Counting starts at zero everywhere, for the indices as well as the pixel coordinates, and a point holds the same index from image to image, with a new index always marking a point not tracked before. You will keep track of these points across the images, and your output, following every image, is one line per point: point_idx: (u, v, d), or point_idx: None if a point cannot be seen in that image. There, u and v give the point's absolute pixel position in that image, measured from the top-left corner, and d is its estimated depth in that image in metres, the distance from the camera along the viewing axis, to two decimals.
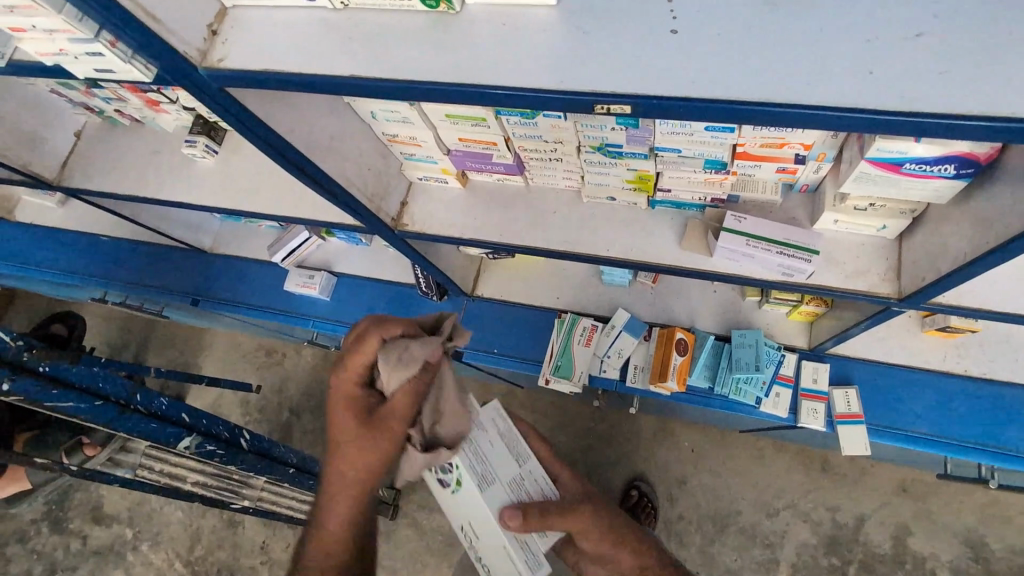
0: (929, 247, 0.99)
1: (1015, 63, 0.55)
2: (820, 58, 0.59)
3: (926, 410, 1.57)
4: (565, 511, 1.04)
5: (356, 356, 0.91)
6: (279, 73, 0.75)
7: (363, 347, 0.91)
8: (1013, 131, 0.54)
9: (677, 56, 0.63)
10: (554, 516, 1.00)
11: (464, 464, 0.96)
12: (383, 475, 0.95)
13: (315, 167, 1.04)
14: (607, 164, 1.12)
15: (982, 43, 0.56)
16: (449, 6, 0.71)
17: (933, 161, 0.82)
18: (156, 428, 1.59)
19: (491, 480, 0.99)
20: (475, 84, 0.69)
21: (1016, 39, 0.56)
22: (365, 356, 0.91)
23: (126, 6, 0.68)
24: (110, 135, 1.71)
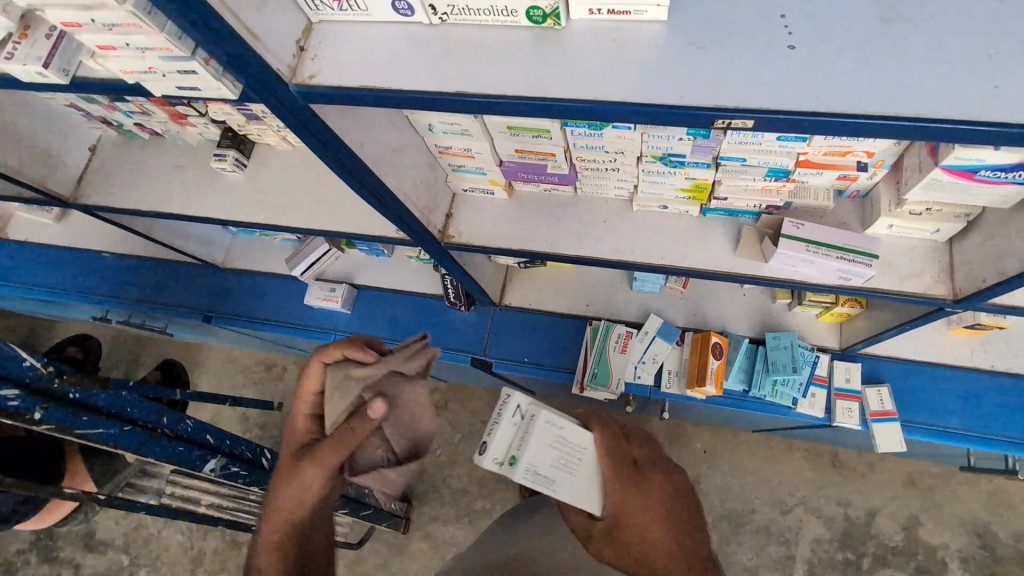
0: (989, 250, 1.02)
1: None
2: (946, 75, 0.61)
3: (957, 405, 1.62)
4: (625, 457, 0.98)
5: (309, 376, 1.02)
6: (376, 90, 0.74)
7: (310, 375, 1.02)
8: None
9: (799, 70, 0.64)
10: (625, 450, 0.99)
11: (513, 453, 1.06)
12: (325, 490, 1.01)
13: (379, 182, 1.03)
14: (666, 173, 1.12)
15: None
16: (556, 22, 0.71)
17: (1009, 168, 0.84)
18: (184, 451, 1.51)
19: (544, 474, 0.99)
20: (572, 98, 0.69)
21: None
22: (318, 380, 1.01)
23: (232, 23, 0.66)
24: (126, 149, 1.65)
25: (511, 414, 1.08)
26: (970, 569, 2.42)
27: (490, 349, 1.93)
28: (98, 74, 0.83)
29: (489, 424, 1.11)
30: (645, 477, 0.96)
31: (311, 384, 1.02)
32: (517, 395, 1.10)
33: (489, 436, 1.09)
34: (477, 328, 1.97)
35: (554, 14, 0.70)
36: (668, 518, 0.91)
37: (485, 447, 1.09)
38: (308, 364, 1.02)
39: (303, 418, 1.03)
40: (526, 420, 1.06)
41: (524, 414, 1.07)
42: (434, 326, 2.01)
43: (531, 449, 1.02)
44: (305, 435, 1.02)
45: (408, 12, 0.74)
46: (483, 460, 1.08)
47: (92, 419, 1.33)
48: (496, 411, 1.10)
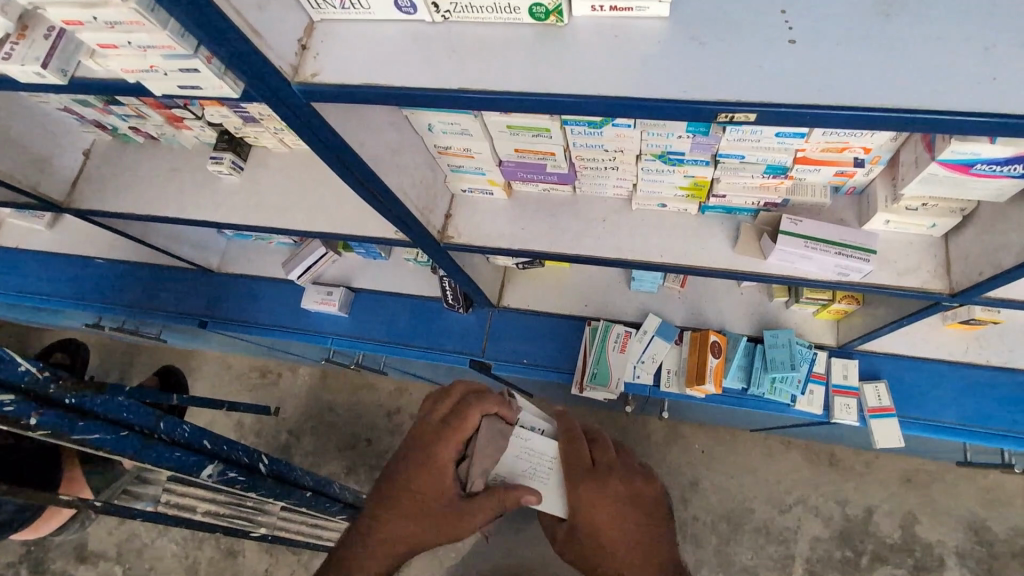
0: (985, 244, 1.03)
1: None
2: (945, 67, 0.62)
3: (953, 400, 1.63)
4: (582, 461, 1.11)
5: (464, 423, 1.05)
6: (378, 88, 0.74)
7: (463, 421, 1.06)
8: None
9: (798, 62, 0.65)
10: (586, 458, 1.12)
11: None
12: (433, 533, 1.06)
13: (380, 181, 1.03)
14: (665, 171, 1.13)
15: None
16: (558, 18, 0.71)
17: (1004, 162, 0.86)
18: (181, 457, 1.49)
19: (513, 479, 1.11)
20: (574, 93, 0.69)
21: None
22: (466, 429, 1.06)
23: (235, 21, 0.66)
24: (121, 153, 1.64)
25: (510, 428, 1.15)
26: (967, 565, 2.43)
27: (489, 351, 1.93)
28: (97, 75, 0.82)
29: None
30: (605, 482, 1.10)
31: (463, 433, 1.05)
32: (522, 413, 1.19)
33: None
34: (475, 330, 1.97)
35: (557, 10, 0.70)
36: (624, 519, 1.08)
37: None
38: (465, 413, 1.06)
39: (442, 461, 1.05)
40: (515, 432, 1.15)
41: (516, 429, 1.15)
42: (432, 329, 2.00)
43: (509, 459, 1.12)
44: (448, 483, 1.05)
45: (410, 10, 0.74)
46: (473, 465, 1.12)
47: (89, 424, 1.32)
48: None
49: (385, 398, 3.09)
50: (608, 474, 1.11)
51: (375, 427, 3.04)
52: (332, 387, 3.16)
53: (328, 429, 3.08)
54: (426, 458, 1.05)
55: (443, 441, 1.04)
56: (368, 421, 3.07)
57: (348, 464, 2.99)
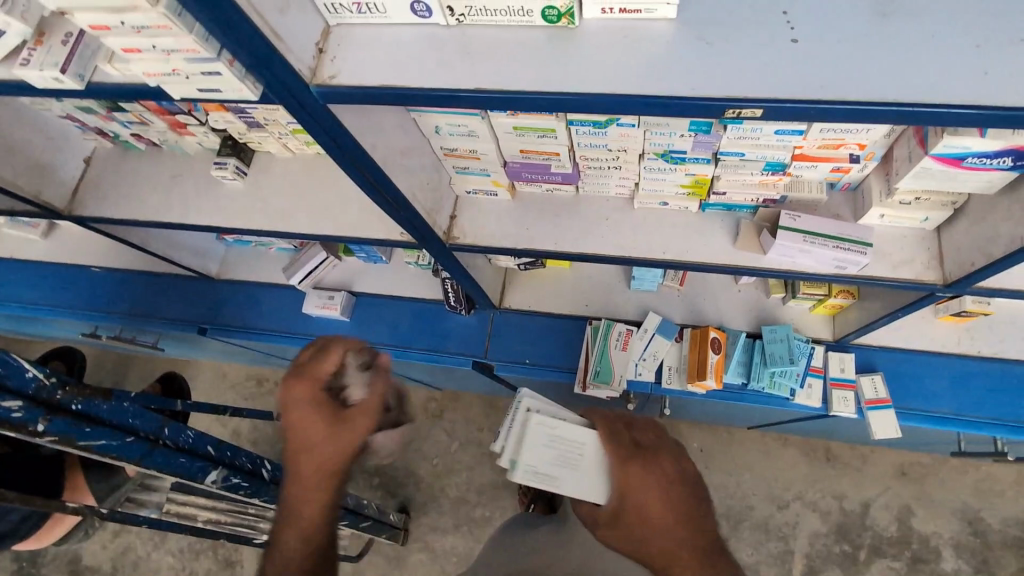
0: (976, 235, 1.06)
1: None
2: (941, 63, 0.65)
3: (947, 390, 1.67)
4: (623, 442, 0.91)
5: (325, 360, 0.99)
6: (395, 89, 0.76)
7: (317, 357, 1.00)
8: None
9: (800, 62, 0.68)
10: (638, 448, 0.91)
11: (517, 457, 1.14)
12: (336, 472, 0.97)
13: (390, 183, 1.05)
14: (667, 170, 1.16)
15: None
16: (570, 21, 0.74)
17: (993, 155, 0.89)
18: (185, 463, 1.50)
19: (535, 457, 1.11)
20: (582, 93, 0.72)
21: None
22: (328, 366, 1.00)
23: (257, 24, 0.67)
24: (122, 160, 1.65)
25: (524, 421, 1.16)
26: (962, 557, 2.47)
27: (491, 352, 1.94)
28: (113, 80, 0.83)
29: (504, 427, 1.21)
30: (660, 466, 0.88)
31: (328, 365, 1.00)
32: (527, 403, 1.18)
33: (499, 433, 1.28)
34: (477, 332, 1.98)
35: (569, 13, 0.73)
36: (655, 479, 0.87)
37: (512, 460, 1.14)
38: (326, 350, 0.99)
39: (300, 392, 0.98)
40: (534, 427, 1.14)
41: (528, 419, 1.15)
42: (434, 331, 2.02)
43: (534, 455, 1.11)
44: (317, 408, 0.97)
45: (425, 14, 0.77)
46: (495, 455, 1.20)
47: (96, 430, 1.33)
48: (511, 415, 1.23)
49: None
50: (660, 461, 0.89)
51: None
52: None
53: None
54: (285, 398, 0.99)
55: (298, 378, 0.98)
56: None
57: None
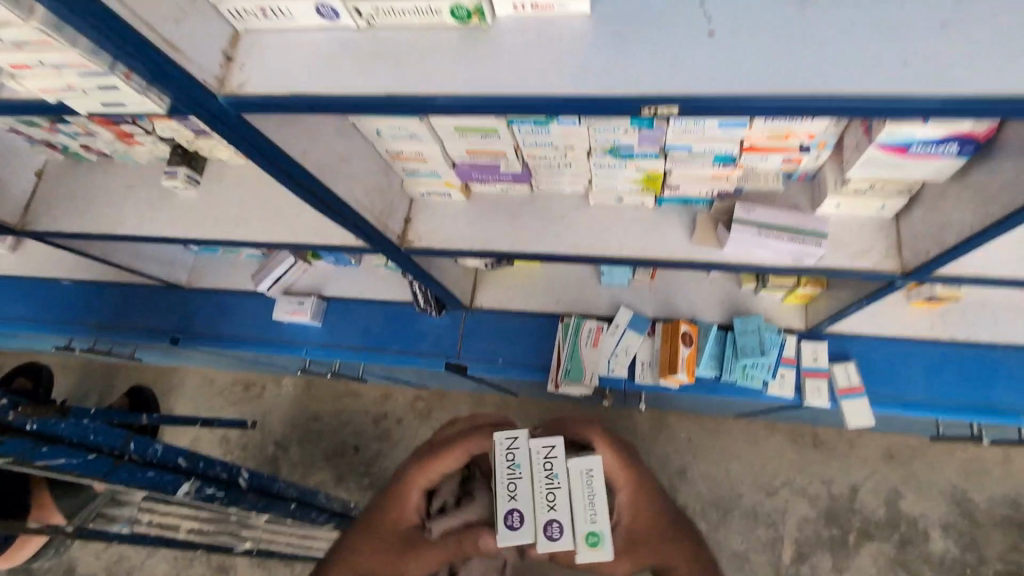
0: (930, 221, 1.04)
1: (967, 48, 0.60)
2: (859, 53, 0.62)
3: (921, 376, 1.65)
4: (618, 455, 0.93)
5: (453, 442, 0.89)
6: (306, 98, 0.73)
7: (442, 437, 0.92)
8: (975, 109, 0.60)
9: (711, 56, 0.65)
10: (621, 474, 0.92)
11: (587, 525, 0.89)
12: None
13: (328, 191, 1.02)
14: (617, 165, 1.13)
15: (955, 31, 0.61)
16: (481, 20, 0.70)
17: (937, 141, 0.87)
18: (155, 476, 1.46)
19: (593, 513, 0.90)
20: (498, 95, 0.69)
21: (957, 27, 0.61)
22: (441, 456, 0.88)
23: (148, 36, 0.64)
24: (74, 173, 1.60)
25: (559, 476, 0.91)
26: (951, 537, 2.47)
27: (464, 352, 1.92)
28: (21, 95, 0.80)
29: (506, 486, 0.88)
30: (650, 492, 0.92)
31: (444, 458, 0.88)
32: (532, 449, 0.91)
33: (512, 501, 0.87)
34: (450, 332, 1.96)
35: (478, 12, 0.69)
36: (650, 508, 0.91)
37: (556, 527, 0.90)
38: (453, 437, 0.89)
39: (416, 500, 0.86)
40: (580, 475, 0.91)
41: (565, 468, 0.92)
42: (407, 333, 1.99)
43: (594, 511, 0.90)
44: (410, 518, 0.85)
45: (333, 17, 0.73)
46: (512, 540, 0.83)
47: (52, 449, 1.28)
48: (505, 464, 0.89)
49: (370, 404, 3.09)
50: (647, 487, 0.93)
51: (362, 434, 3.03)
52: (317, 396, 3.15)
53: (314, 439, 3.06)
54: (400, 478, 0.87)
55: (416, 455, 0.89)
56: (354, 428, 3.05)
57: (336, 473, 2.98)
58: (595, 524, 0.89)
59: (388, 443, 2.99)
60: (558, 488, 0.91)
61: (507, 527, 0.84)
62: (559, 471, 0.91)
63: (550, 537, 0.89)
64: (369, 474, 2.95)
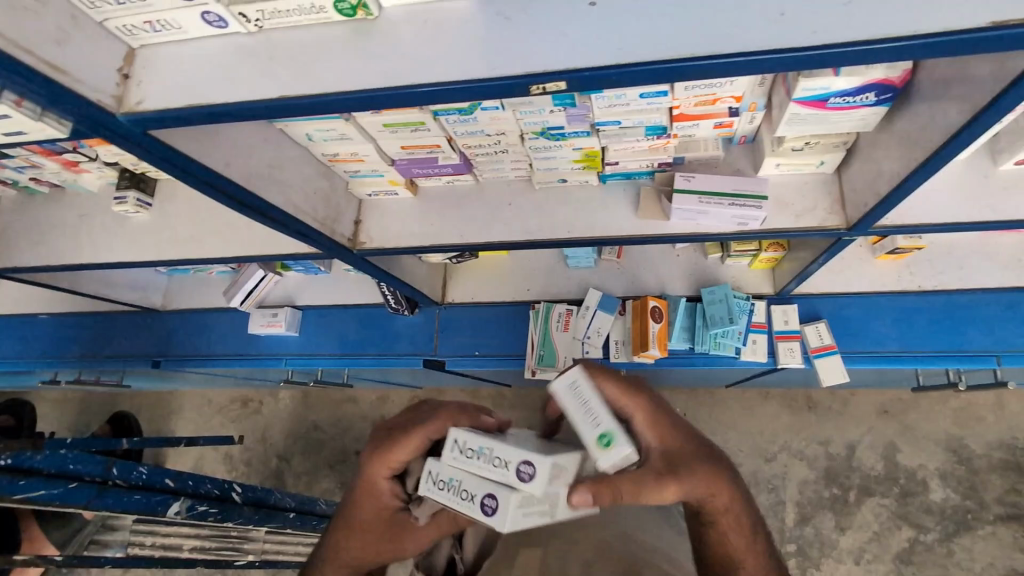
0: (867, 172, 1.03)
1: None
2: (740, 9, 0.62)
3: (892, 329, 1.65)
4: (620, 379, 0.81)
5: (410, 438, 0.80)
6: (203, 107, 0.72)
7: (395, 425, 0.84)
8: (859, 54, 0.59)
9: (596, 27, 0.65)
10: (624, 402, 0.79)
11: (599, 427, 0.74)
12: (379, 558, 0.86)
13: (260, 200, 1.02)
14: (553, 147, 1.13)
15: None
16: (366, 12, 0.70)
17: (855, 92, 0.88)
18: (142, 500, 1.37)
19: (593, 416, 0.74)
20: (395, 86, 0.68)
21: None
22: (399, 456, 0.81)
23: (26, 60, 0.63)
24: (29, 207, 1.60)
25: (481, 445, 0.75)
26: (950, 486, 2.48)
27: (441, 348, 1.93)
28: None
29: (456, 499, 0.75)
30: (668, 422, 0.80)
31: (400, 457, 0.81)
32: (444, 458, 0.77)
33: (472, 497, 0.74)
34: (425, 330, 1.96)
35: (361, 3, 0.68)
36: (675, 433, 0.77)
37: (526, 470, 0.72)
38: (409, 432, 0.81)
39: (388, 488, 0.84)
40: (569, 392, 0.77)
41: (481, 438, 0.76)
42: (383, 335, 2.00)
43: (600, 412, 0.75)
44: (389, 502, 0.85)
45: (222, 24, 0.73)
46: (503, 523, 0.70)
47: (30, 481, 1.17)
48: (444, 491, 0.76)
49: (367, 409, 3.09)
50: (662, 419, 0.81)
51: (362, 438, 3.04)
52: (314, 406, 3.16)
53: (315, 448, 3.08)
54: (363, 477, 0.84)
55: (374, 459, 0.82)
56: (353, 434, 3.07)
57: (340, 479, 2.99)
58: (604, 426, 0.74)
59: None
60: (488, 452, 0.74)
61: (489, 515, 0.72)
62: (475, 447, 0.75)
63: (529, 475, 0.71)
64: None
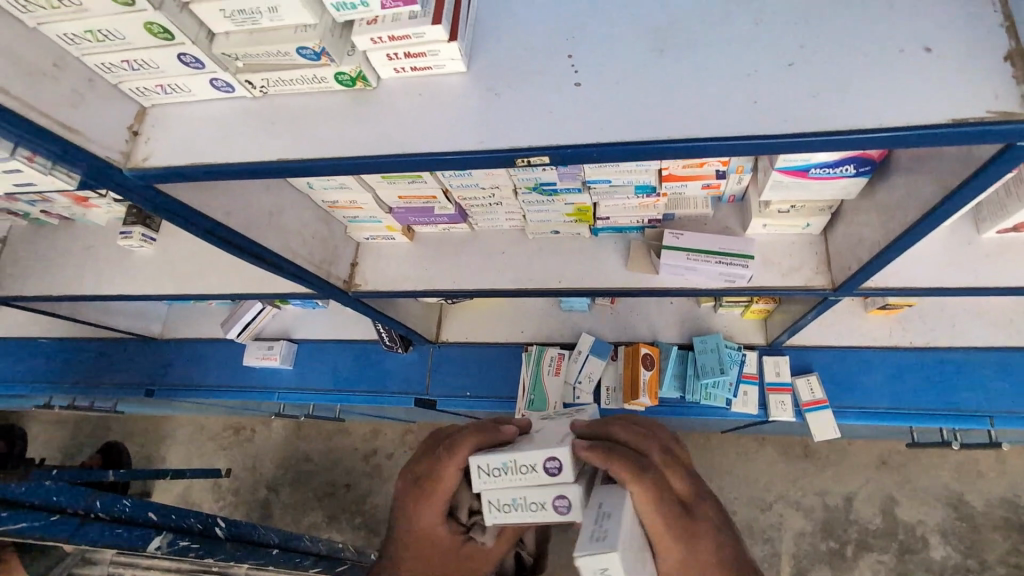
0: (850, 237, 1.06)
1: (815, 84, 0.64)
2: (715, 94, 0.65)
3: (882, 385, 1.65)
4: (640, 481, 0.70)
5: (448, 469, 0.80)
6: (205, 166, 0.75)
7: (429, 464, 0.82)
8: (829, 142, 0.62)
9: (580, 105, 0.68)
10: (616, 459, 0.70)
11: None
12: None
13: (257, 245, 1.04)
14: (545, 201, 1.16)
15: (803, 70, 0.64)
16: (365, 83, 0.74)
17: (834, 163, 0.92)
18: (124, 533, 1.18)
19: None
20: (390, 153, 0.72)
21: (802, 69, 0.65)
22: (445, 491, 0.81)
23: (39, 121, 0.67)
24: (37, 237, 1.63)
25: (503, 461, 0.78)
26: (950, 543, 2.41)
27: (433, 387, 1.93)
28: None
29: (524, 514, 0.79)
30: (700, 486, 0.76)
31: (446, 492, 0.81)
32: (479, 487, 0.80)
33: (535, 504, 0.78)
34: (418, 368, 1.97)
35: (360, 76, 0.72)
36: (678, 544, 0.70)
37: (556, 464, 0.77)
38: (444, 463, 0.80)
39: (442, 532, 0.82)
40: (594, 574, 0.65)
41: (502, 459, 0.78)
42: (376, 372, 2.00)
43: None
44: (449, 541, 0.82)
45: (229, 89, 0.77)
46: (577, 511, 0.76)
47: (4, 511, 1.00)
48: (507, 512, 0.80)
49: (359, 441, 3.07)
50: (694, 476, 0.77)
51: (353, 472, 3.01)
52: (307, 437, 3.13)
53: (305, 480, 3.04)
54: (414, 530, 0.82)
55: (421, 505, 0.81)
56: (343, 467, 3.03)
57: (328, 513, 2.94)
58: None
59: (378, 479, 2.96)
60: (514, 465, 0.78)
61: (561, 511, 0.77)
62: (498, 468, 0.79)
63: (559, 467, 0.77)
64: (360, 513, 2.91)
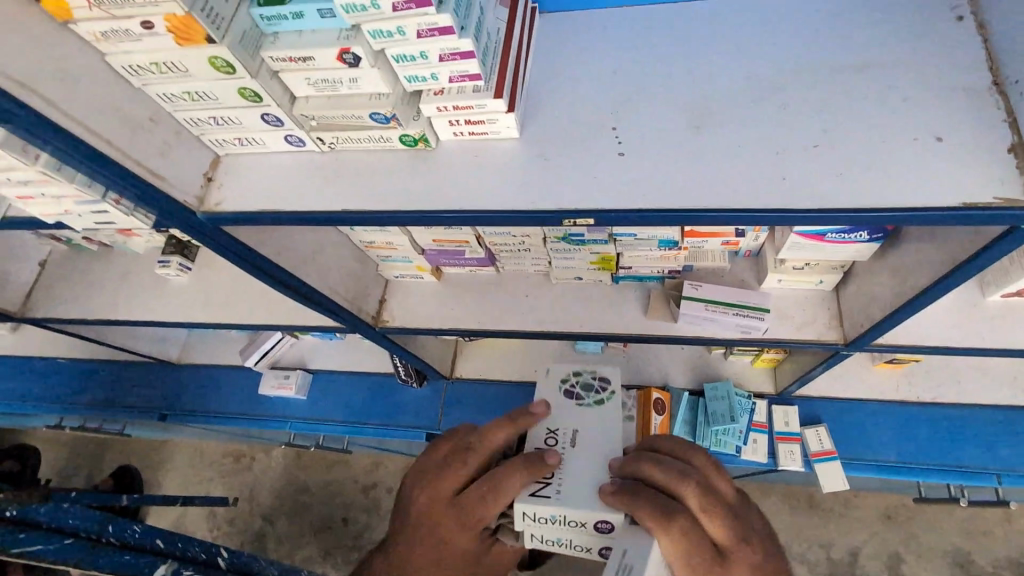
0: (862, 296, 1.12)
1: (837, 166, 0.71)
2: (747, 170, 0.72)
3: (891, 438, 1.68)
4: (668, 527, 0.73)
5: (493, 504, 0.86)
6: (274, 213, 0.82)
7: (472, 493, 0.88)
8: (850, 218, 0.68)
9: (623, 174, 0.75)
10: (637, 503, 0.76)
11: None
12: None
13: (300, 281, 1.10)
14: (572, 250, 1.23)
15: (827, 152, 0.72)
16: (426, 144, 0.81)
17: (850, 229, 0.98)
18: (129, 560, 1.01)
19: None
20: (445, 209, 0.78)
21: (826, 151, 0.72)
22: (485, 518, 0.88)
23: (133, 170, 0.74)
24: (75, 262, 1.69)
25: (553, 514, 0.86)
26: None
27: (445, 422, 1.96)
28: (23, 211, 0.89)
29: (567, 549, 0.91)
30: (742, 525, 0.75)
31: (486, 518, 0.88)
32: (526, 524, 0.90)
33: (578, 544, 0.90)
34: (431, 402, 2.00)
35: (422, 138, 0.80)
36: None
37: (606, 526, 0.85)
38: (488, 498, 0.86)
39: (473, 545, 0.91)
40: None
41: (553, 514, 0.86)
42: (388, 405, 2.03)
43: None
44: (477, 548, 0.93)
45: (300, 144, 0.84)
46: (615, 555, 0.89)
47: None
48: (550, 543, 0.92)
49: (360, 474, 3.05)
50: (737, 514, 0.76)
51: (352, 505, 2.98)
52: (307, 467, 3.11)
53: (302, 511, 3.00)
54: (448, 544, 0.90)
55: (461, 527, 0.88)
56: (342, 500, 3.00)
57: (324, 547, 2.89)
58: None
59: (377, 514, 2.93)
60: (564, 518, 0.86)
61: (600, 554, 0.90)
62: (550, 516, 0.87)
63: (609, 528, 0.86)
64: (357, 548, 2.86)
